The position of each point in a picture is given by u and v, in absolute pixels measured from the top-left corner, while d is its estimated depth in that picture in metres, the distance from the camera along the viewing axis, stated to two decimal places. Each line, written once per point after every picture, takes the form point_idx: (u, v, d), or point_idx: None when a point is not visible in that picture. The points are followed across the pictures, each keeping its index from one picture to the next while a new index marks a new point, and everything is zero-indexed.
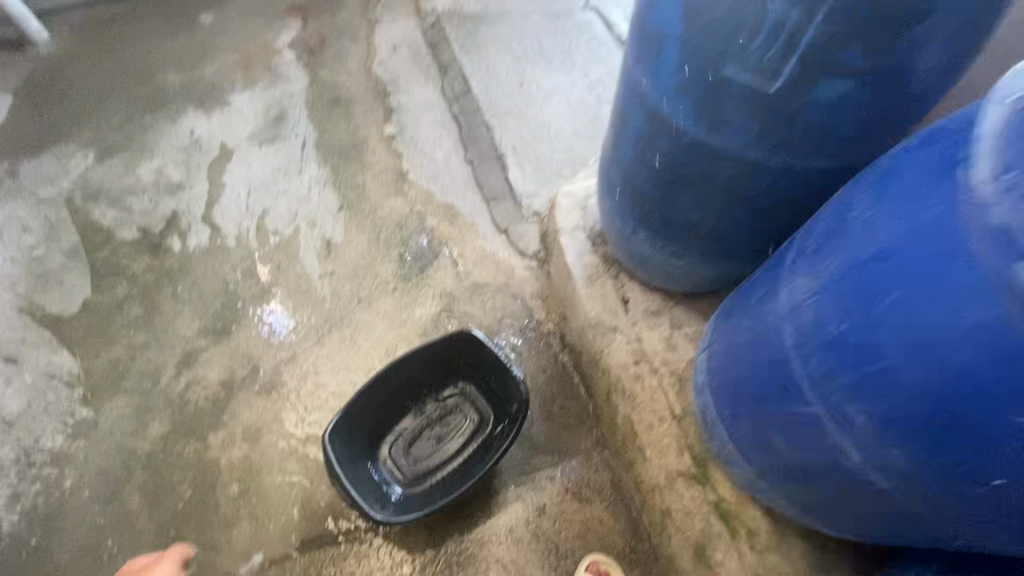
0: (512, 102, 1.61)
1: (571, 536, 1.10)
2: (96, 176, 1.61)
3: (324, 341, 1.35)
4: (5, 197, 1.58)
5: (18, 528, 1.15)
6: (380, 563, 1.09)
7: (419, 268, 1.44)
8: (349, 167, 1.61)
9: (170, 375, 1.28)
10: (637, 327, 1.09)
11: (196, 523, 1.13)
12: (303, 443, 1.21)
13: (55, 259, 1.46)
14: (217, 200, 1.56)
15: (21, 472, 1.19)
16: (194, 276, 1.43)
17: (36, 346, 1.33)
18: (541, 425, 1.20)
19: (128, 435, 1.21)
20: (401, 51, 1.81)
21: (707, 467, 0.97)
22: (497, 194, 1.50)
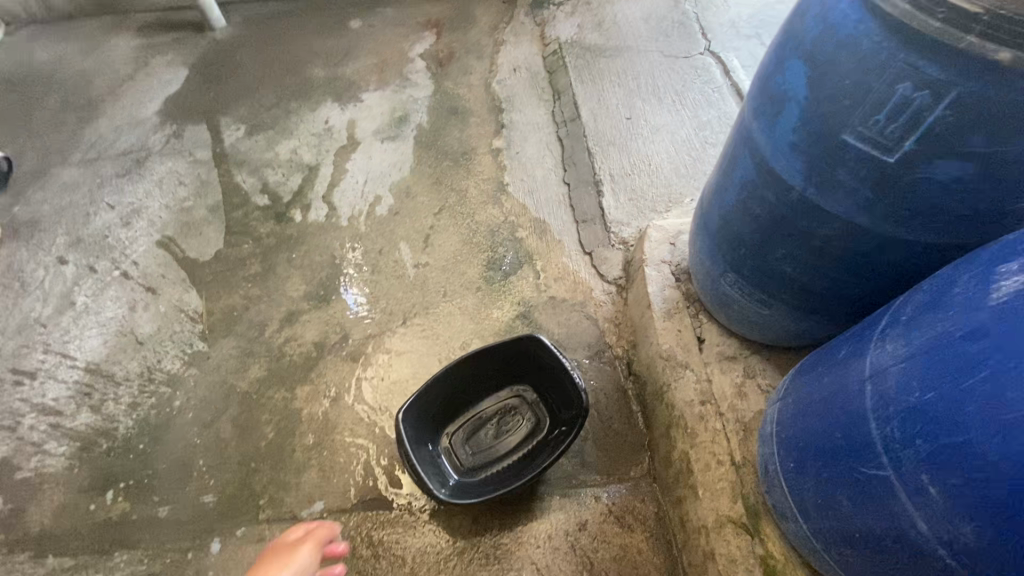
0: (618, 133, 1.67)
1: (607, 557, 1.11)
2: (243, 147, 1.85)
3: (408, 324, 1.46)
4: (170, 153, 1.85)
5: (129, 432, 1.31)
6: (422, 538, 1.16)
7: (504, 274, 1.52)
8: (456, 172, 1.74)
9: (273, 329, 1.45)
10: (708, 367, 1.10)
11: (272, 462, 1.25)
12: (374, 413, 1.32)
13: (200, 212, 1.69)
14: (337, 183, 1.74)
15: (141, 386, 1.37)
16: (308, 247, 1.60)
17: (173, 282, 1.55)
18: (594, 445, 1.23)
19: (231, 373, 1.38)
20: (520, 73, 1.95)
21: (758, 519, 0.94)
22: (588, 217, 1.56)
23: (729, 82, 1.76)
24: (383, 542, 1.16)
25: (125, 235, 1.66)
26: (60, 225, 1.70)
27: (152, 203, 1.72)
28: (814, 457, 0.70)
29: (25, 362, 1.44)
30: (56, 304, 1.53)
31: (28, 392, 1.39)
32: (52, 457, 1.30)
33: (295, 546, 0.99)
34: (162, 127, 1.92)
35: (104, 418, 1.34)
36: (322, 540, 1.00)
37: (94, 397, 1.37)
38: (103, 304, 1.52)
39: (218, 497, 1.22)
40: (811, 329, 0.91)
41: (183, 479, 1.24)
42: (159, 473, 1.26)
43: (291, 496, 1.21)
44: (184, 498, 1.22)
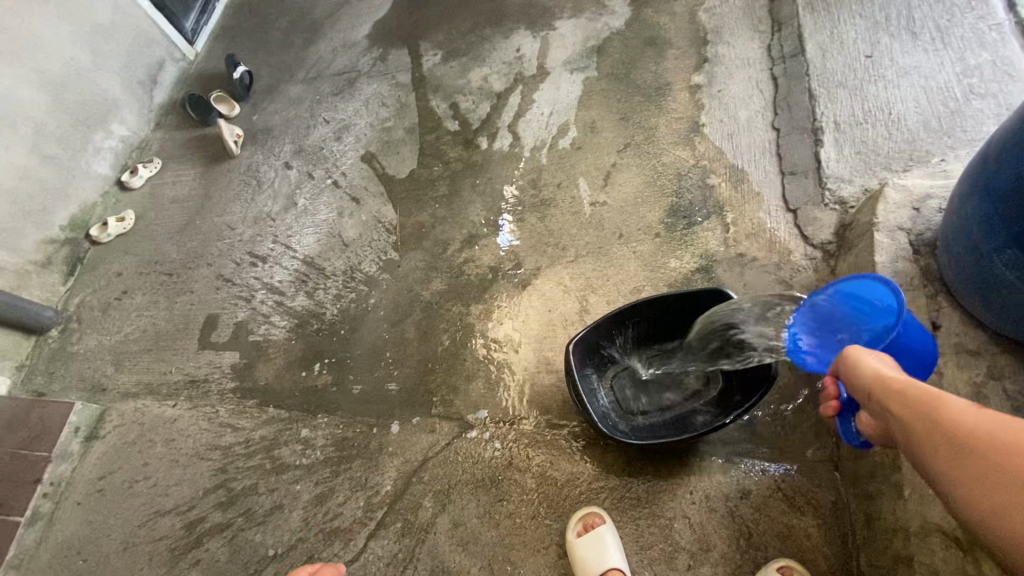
0: (851, 75, 1.42)
1: (769, 532, 1.05)
2: (439, 72, 1.93)
3: (581, 261, 1.46)
4: (375, 75, 2.00)
5: (334, 319, 1.52)
6: (577, 466, 1.20)
7: (688, 222, 1.43)
8: (647, 109, 1.64)
9: (456, 247, 1.54)
10: (941, 358, 0.94)
11: (447, 367, 1.37)
12: (541, 340, 1.36)
13: (398, 132, 1.83)
14: (523, 114, 1.75)
15: (344, 281, 1.57)
16: (492, 174, 1.66)
17: (373, 194, 1.71)
18: (770, 416, 1.15)
19: (418, 282, 1.51)
20: (732, 1, 1.73)
21: (976, 537, 0.81)
22: (797, 169, 1.38)
23: (1020, 14, 1.39)
24: (540, 460, 1.22)
25: (337, 148, 1.86)
26: (287, 135, 1.95)
27: (360, 121, 1.90)
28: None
29: (259, 248, 1.72)
30: (283, 203, 1.80)
31: (261, 273, 1.67)
32: (275, 328, 1.56)
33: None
34: (370, 50, 2.08)
35: (315, 304, 1.56)
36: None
37: (309, 285, 1.60)
38: (317, 207, 1.74)
39: (400, 387, 1.38)
40: None
41: (373, 367, 1.42)
42: (355, 357, 1.45)
43: (461, 400, 1.33)
44: (373, 383, 1.40)
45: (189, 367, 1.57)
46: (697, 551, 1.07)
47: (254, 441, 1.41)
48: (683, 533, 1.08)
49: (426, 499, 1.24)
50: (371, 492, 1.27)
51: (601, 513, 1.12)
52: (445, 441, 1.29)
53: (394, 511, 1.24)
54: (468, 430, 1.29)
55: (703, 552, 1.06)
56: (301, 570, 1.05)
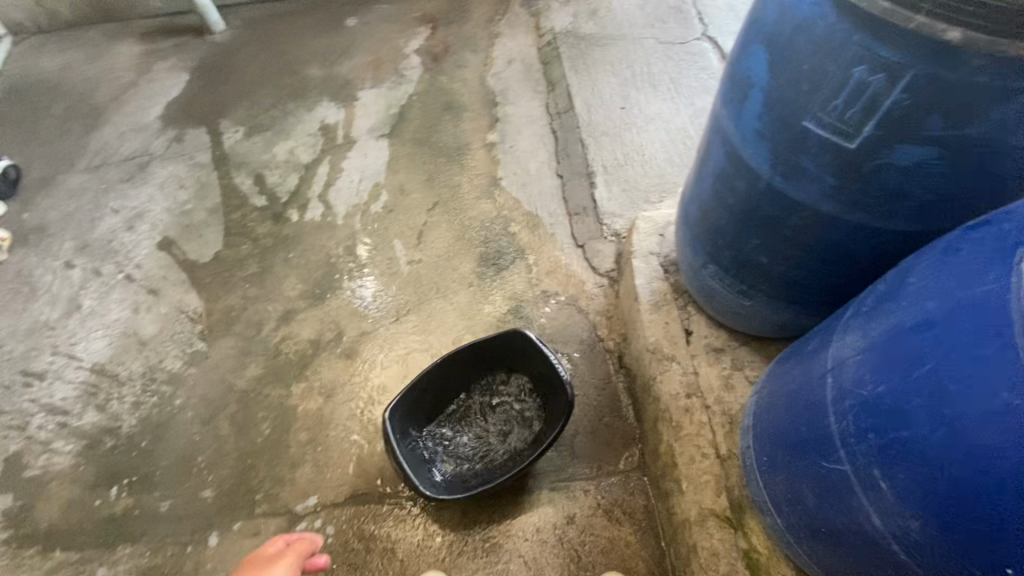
0: (610, 125, 1.66)
1: (595, 550, 1.11)
2: (242, 149, 1.88)
3: (402, 320, 1.47)
4: (171, 157, 1.88)
5: (133, 430, 1.35)
6: (414, 531, 1.17)
7: (496, 269, 1.52)
8: (450, 168, 1.75)
9: (271, 327, 1.48)
10: (695, 359, 1.09)
11: (269, 457, 1.28)
12: (367, 408, 1.34)
13: (200, 214, 1.73)
14: (333, 183, 1.76)
15: (144, 384, 1.41)
16: (304, 246, 1.63)
17: (174, 284, 1.58)
18: (584, 438, 1.23)
19: (230, 372, 1.41)
20: (514, 66, 1.94)
21: (743, 513, 0.94)
22: (580, 210, 1.55)
23: None
24: (377, 534, 1.18)
25: (129, 238, 1.70)
26: (68, 230, 1.74)
27: (155, 206, 1.76)
28: (784, 444, 0.69)
29: (35, 363, 1.49)
30: (64, 308, 1.58)
31: (39, 393, 1.44)
32: (59, 455, 1.34)
33: (274, 557, 1.02)
34: (164, 132, 1.96)
35: (109, 417, 1.38)
36: (302, 554, 1.03)
37: (100, 396, 1.41)
38: (108, 306, 1.56)
39: (216, 492, 1.25)
40: (793, 319, 0.89)
41: (184, 475, 1.28)
42: (161, 469, 1.30)
43: (287, 491, 1.24)
44: (185, 494, 1.26)
45: None
46: None
47: None
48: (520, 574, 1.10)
49: None
50: None
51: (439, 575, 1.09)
52: (271, 541, 1.19)
53: None
54: (297, 521, 1.20)
55: None
56: (276, 543, 1.06)
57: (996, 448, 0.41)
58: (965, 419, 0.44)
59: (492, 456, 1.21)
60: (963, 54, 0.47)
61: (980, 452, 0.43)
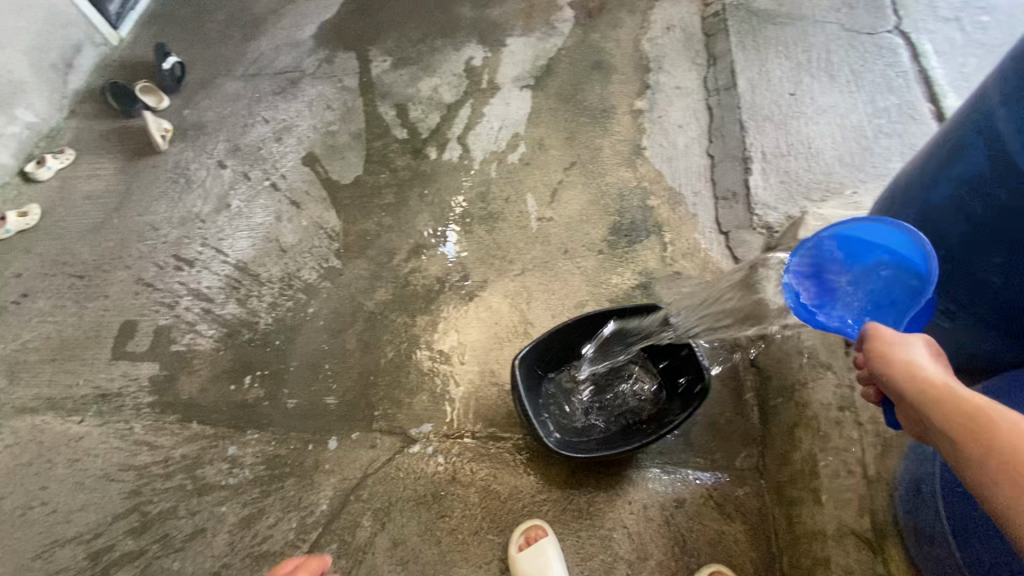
0: (775, 110, 1.55)
1: (701, 539, 1.10)
2: (388, 79, 1.90)
3: (527, 275, 1.48)
4: (321, 78, 1.94)
5: (268, 328, 1.45)
6: (520, 479, 1.20)
7: (630, 240, 1.49)
8: (592, 130, 1.70)
9: (402, 257, 1.52)
10: (853, 372, 1.07)
11: (390, 379, 1.34)
12: (487, 353, 1.36)
13: (344, 137, 1.78)
14: (473, 127, 1.75)
15: (280, 288, 1.50)
16: (439, 184, 1.65)
17: (315, 199, 1.65)
18: (702, 427, 1.20)
19: (360, 292, 1.47)
20: (673, 33, 1.84)
21: (885, 539, 0.91)
22: (728, 195, 1.47)
23: (918, 67, 1.56)
24: (484, 474, 1.21)
25: (276, 149, 1.78)
26: (222, 132, 1.85)
27: (302, 122, 1.83)
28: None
29: (186, 251, 1.61)
30: (214, 204, 1.69)
31: (187, 278, 1.56)
32: (202, 338, 1.46)
33: None
34: (316, 51, 2.01)
35: (247, 311, 1.48)
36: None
37: (241, 292, 1.51)
38: (253, 210, 1.66)
39: (339, 401, 1.32)
40: (991, 353, 0.85)
41: (311, 379, 1.36)
42: (290, 369, 1.38)
43: (403, 414, 1.29)
44: (310, 396, 1.34)
45: (100, 379, 1.43)
46: (634, 560, 1.10)
47: (174, 461, 1.31)
48: (622, 543, 1.11)
49: (364, 518, 1.19)
50: (305, 513, 1.22)
51: (544, 525, 1.12)
52: (385, 457, 1.25)
53: (330, 532, 1.19)
54: (410, 444, 1.26)
55: (640, 561, 1.09)
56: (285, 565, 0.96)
57: None
58: None
59: (609, 423, 1.22)
60: None
61: None
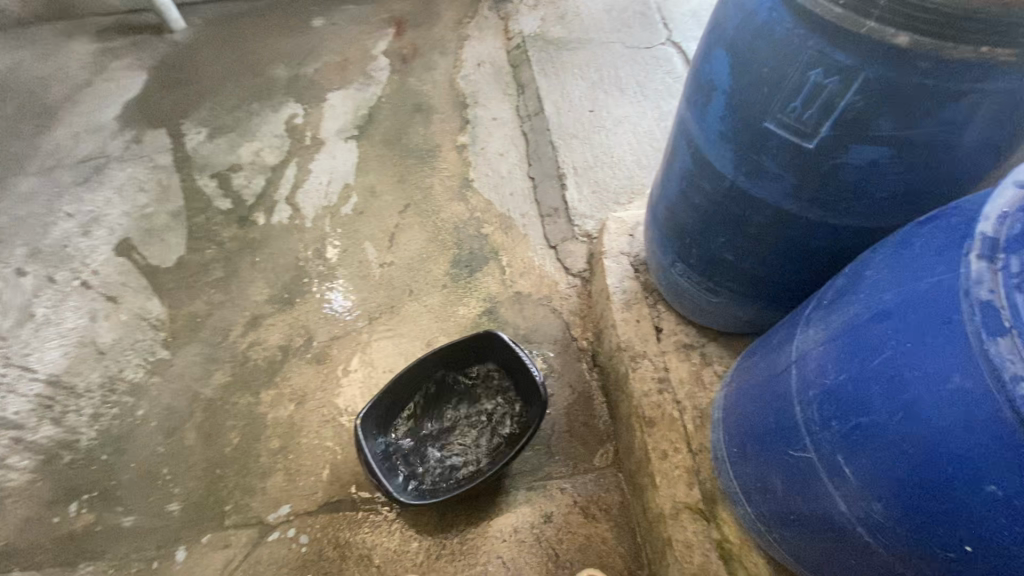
0: (580, 127, 1.68)
1: (572, 548, 1.12)
2: (205, 150, 1.82)
3: (374, 324, 1.45)
4: (130, 160, 1.81)
5: (92, 443, 1.30)
6: (391, 537, 1.16)
7: (470, 270, 1.52)
8: (421, 170, 1.74)
9: (238, 333, 1.43)
10: (665, 356, 1.12)
11: (239, 467, 1.25)
12: (339, 414, 1.31)
13: (162, 218, 1.67)
14: (301, 185, 1.72)
15: (103, 395, 1.36)
16: (272, 250, 1.59)
17: (135, 291, 1.52)
18: (560, 437, 1.25)
19: (196, 380, 1.36)
20: (484, 68, 1.94)
21: (715, 505, 0.96)
22: (551, 211, 1.56)
23: None
24: (353, 541, 1.16)
25: (85, 244, 1.63)
26: (18, 236, 1.66)
27: (113, 210, 1.69)
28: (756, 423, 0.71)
29: None
30: (14, 318, 1.51)
31: None
32: (12, 472, 1.28)
33: None
34: (122, 133, 1.89)
35: (66, 430, 1.32)
36: None
37: (55, 409, 1.35)
38: (63, 315, 1.50)
39: (183, 505, 1.21)
40: (757, 316, 0.93)
41: (148, 488, 1.23)
42: (123, 484, 1.24)
43: (257, 501, 1.21)
44: (149, 508, 1.21)
45: None
46: None
47: None
48: None
49: None
50: None
51: None
52: (242, 553, 1.16)
53: None
54: (270, 532, 1.17)
55: None
56: None
57: (947, 426, 0.47)
58: (921, 402, 0.49)
59: (486, 438, 1.20)
60: (912, 57, 0.51)
61: (944, 440, 0.47)
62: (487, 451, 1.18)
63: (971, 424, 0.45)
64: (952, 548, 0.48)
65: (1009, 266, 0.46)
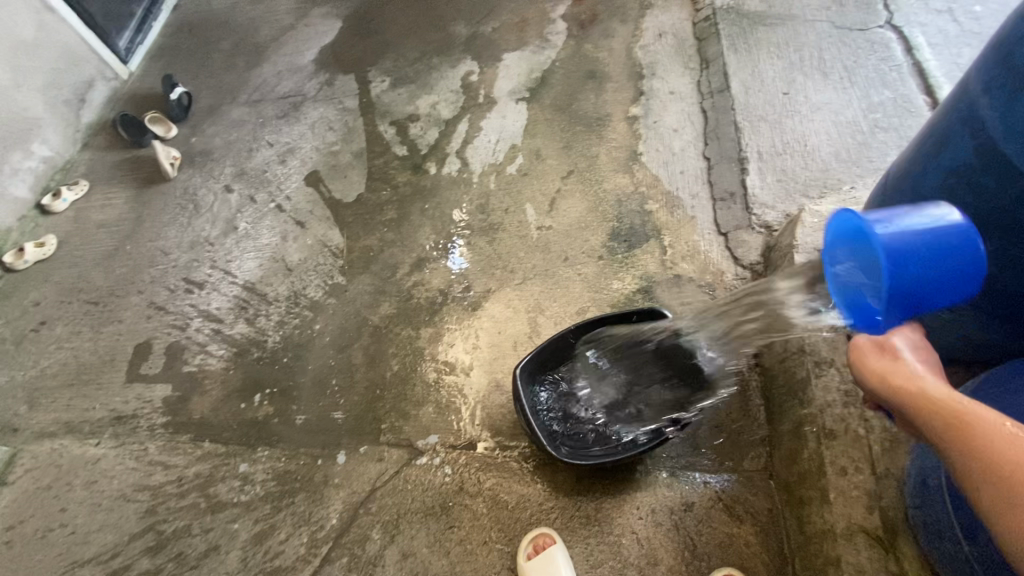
0: (770, 110, 1.55)
1: (711, 542, 1.09)
2: (387, 98, 1.94)
3: (529, 283, 1.48)
4: (322, 101, 1.99)
5: (276, 345, 1.47)
6: (527, 488, 1.20)
7: (629, 245, 1.50)
8: (588, 139, 1.72)
9: (404, 271, 1.54)
10: None
11: (396, 392, 1.35)
12: (489, 362, 1.37)
13: (346, 157, 1.81)
14: (471, 141, 1.78)
15: (288, 307, 1.53)
16: (440, 198, 1.67)
17: (319, 219, 1.68)
18: (710, 429, 1.20)
19: (365, 308, 1.49)
20: (665, 40, 1.86)
21: (896, 537, 0.88)
22: (726, 196, 1.48)
23: (911, 60, 1.57)
24: (491, 482, 1.21)
25: (281, 171, 1.82)
26: (229, 157, 1.90)
27: (305, 144, 1.87)
28: None
29: (196, 274, 1.65)
30: (222, 227, 1.73)
31: (198, 300, 1.60)
32: (213, 358, 1.49)
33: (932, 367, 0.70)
34: (317, 75, 2.07)
35: (256, 331, 1.51)
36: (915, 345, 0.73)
37: (249, 311, 1.55)
38: (260, 231, 1.70)
39: (346, 416, 1.34)
40: None
41: (319, 395, 1.38)
42: (299, 386, 1.40)
43: (409, 426, 1.30)
44: (318, 411, 1.36)
45: (114, 402, 1.47)
46: (644, 566, 1.08)
47: (188, 479, 1.34)
48: (631, 549, 1.10)
49: (374, 531, 1.20)
50: (315, 527, 1.23)
51: (552, 533, 1.12)
52: (392, 469, 1.26)
53: (340, 546, 1.20)
54: (418, 456, 1.27)
55: (651, 567, 1.08)
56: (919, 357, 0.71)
57: None
58: None
59: (633, 406, 1.23)
60: None
61: None
62: (635, 420, 1.21)
63: None
64: None
65: None
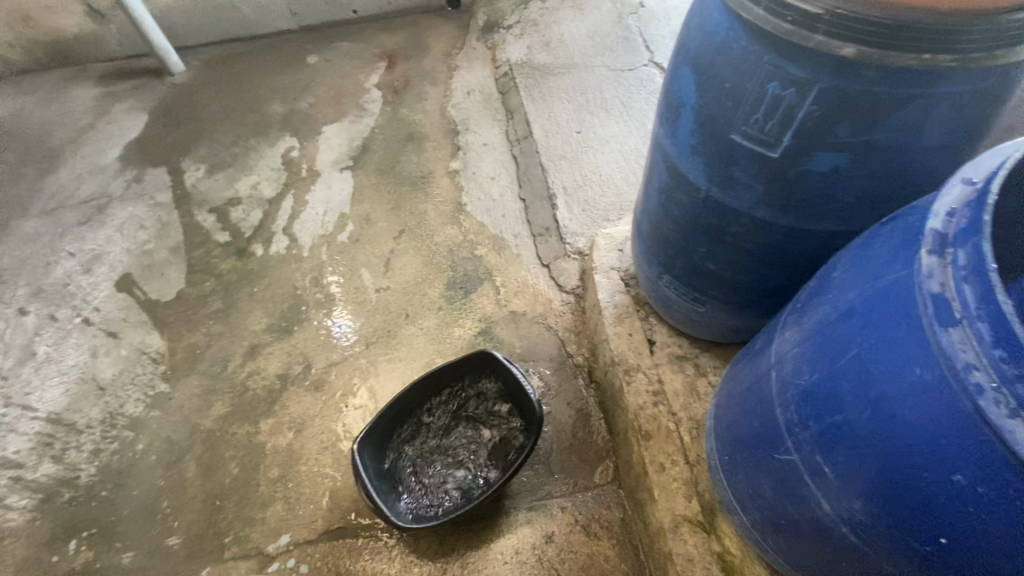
0: (568, 149, 1.72)
1: (574, 567, 1.11)
2: (204, 186, 1.87)
3: (371, 349, 1.46)
4: (130, 199, 1.86)
5: (92, 479, 1.30)
6: (391, 564, 1.14)
7: (465, 292, 1.54)
8: (414, 197, 1.77)
9: (237, 363, 1.45)
10: (659, 368, 1.12)
11: (238, 497, 1.24)
12: (337, 440, 1.31)
13: (163, 253, 1.70)
14: (297, 216, 1.76)
15: (103, 431, 1.36)
16: (269, 280, 1.61)
17: (135, 325, 1.54)
18: (559, 454, 1.24)
19: (195, 413, 1.37)
20: (473, 97, 2.00)
21: (714, 517, 0.96)
22: (543, 231, 1.59)
23: None
24: (353, 569, 1.15)
25: (86, 281, 1.66)
26: (21, 277, 1.69)
27: (114, 248, 1.72)
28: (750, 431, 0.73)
29: None
30: (17, 357, 1.52)
31: None
32: (12, 512, 1.28)
33: None
34: (123, 173, 1.94)
35: (66, 467, 1.32)
36: None
37: (56, 447, 1.35)
38: (65, 352, 1.51)
39: (183, 538, 1.21)
40: (745, 324, 0.95)
41: (148, 523, 1.23)
42: (124, 519, 1.24)
43: (257, 531, 1.20)
44: (149, 542, 1.21)
45: None
46: None
47: None
48: None
49: None
50: None
51: None
52: None
53: None
54: (270, 562, 1.17)
55: None
56: None
57: (914, 421, 0.49)
58: (888, 399, 0.51)
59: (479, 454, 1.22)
60: (859, 67, 0.55)
61: (911, 434, 0.50)
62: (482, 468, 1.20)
63: (936, 420, 0.48)
64: (928, 541, 0.51)
65: (958, 259, 0.47)
